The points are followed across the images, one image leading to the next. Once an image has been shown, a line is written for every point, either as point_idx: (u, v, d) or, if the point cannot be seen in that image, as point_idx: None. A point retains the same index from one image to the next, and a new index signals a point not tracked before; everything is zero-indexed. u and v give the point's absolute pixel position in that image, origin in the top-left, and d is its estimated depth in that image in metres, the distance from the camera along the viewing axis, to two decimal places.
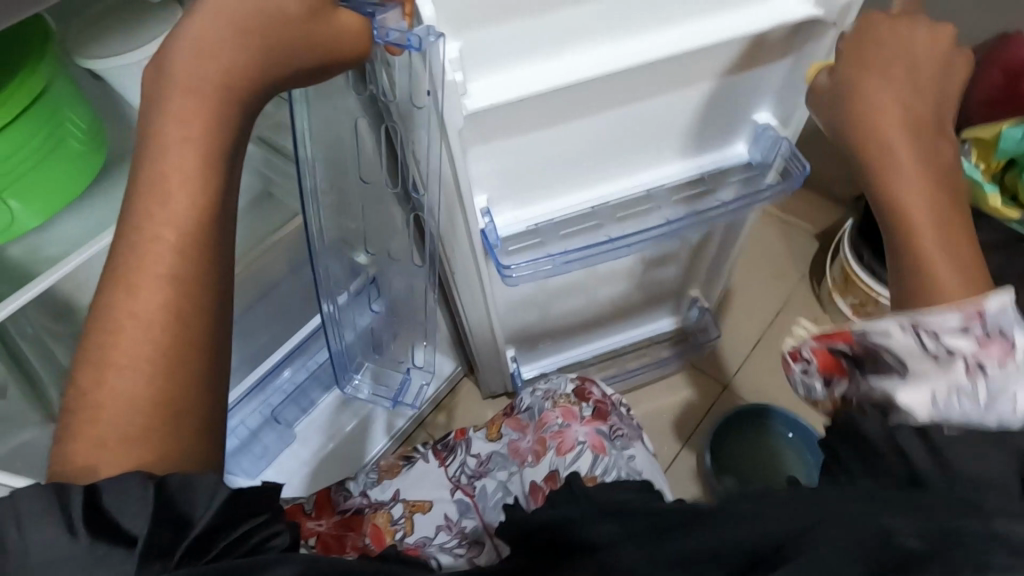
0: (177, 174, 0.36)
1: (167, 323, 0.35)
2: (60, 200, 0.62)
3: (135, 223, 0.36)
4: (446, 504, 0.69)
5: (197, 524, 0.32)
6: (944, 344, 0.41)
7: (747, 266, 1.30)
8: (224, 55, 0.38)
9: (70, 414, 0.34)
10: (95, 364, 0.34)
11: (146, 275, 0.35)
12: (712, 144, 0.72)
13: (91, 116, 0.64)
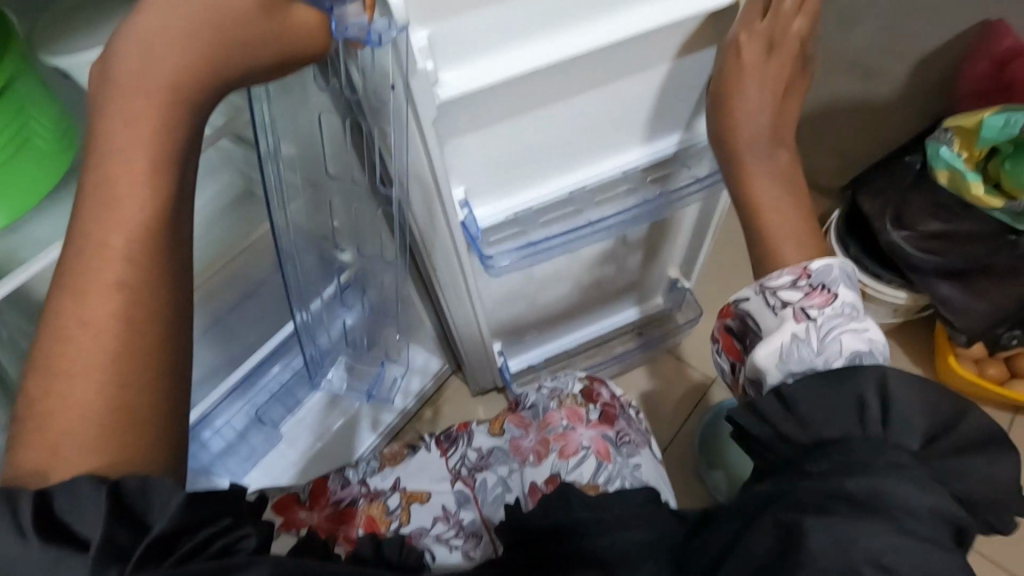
0: (131, 173, 0.35)
1: (122, 325, 0.34)
2: (26, 202, 0.60)
3: (92, 221, 0.35)
4: (443, 495, 0.69)
5: (157, 526, 0.31)
6: (782, 298, 0.49)
7: (732, 254, 1.30)
8: (177, 51, 0.37)
9: (25, 419, 0.33)
10: (49, 367, 0.34)
11: (105, 274, 0.34)
12: (678, 122, 0.69)
13: (58, 115, 0.62)
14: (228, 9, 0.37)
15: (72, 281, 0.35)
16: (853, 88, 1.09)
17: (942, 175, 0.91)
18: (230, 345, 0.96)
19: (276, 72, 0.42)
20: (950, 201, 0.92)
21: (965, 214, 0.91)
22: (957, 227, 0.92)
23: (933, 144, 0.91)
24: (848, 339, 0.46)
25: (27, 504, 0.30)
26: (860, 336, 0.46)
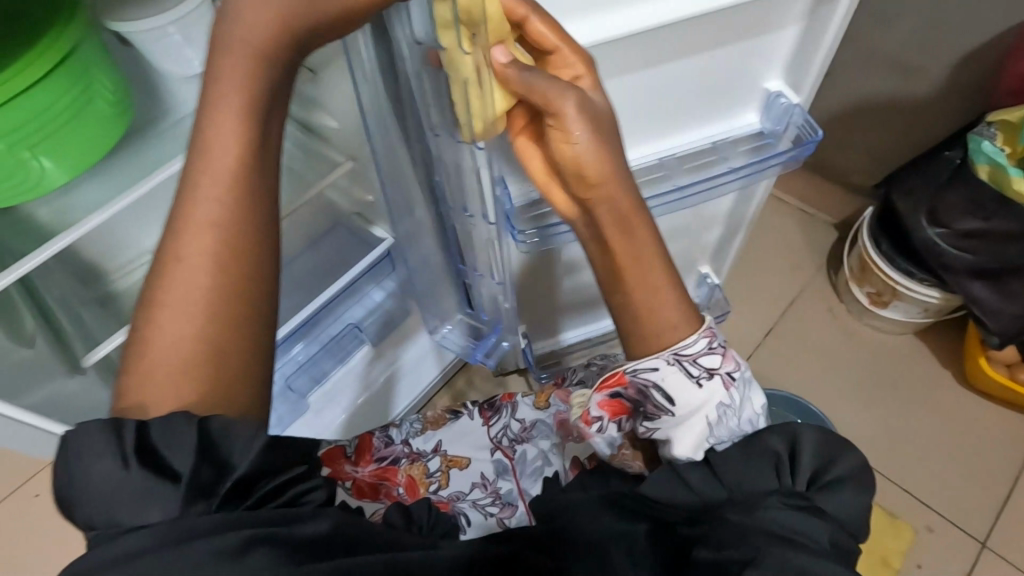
0: (223, 137, 0.40)
1: (217, 277, 0.40)
2: (85, 161, 0.63)
3: (193, 178, 0.41)
4: (483, 463, 0.71)
5: (236, 470, 0.38)
6: (702, 368, 0.52)
7: (762, 251, 1.29)
8: (261, 24, 0.39)
9: (132, 345, 0.40)
10: (152, 302, 0.40)
11: (203, 223, 0.40)
12: (723, 113, 0.71)
13: (122, 82, 0.66)
14: None
15: (176, 232, 0.41)
16: (891, 87, 1.07)
17: (982, 170, 0.89)
18: None
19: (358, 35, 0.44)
20: (988, 201, 0.89)
21: (1001, 212, 0.88)
22: (993, 225, 0.89)
23: (975, 139, 0.90)
24: (755, 396, 0.54)
25: (129, 436, 0.37)
26: (754, 388, 0.55)
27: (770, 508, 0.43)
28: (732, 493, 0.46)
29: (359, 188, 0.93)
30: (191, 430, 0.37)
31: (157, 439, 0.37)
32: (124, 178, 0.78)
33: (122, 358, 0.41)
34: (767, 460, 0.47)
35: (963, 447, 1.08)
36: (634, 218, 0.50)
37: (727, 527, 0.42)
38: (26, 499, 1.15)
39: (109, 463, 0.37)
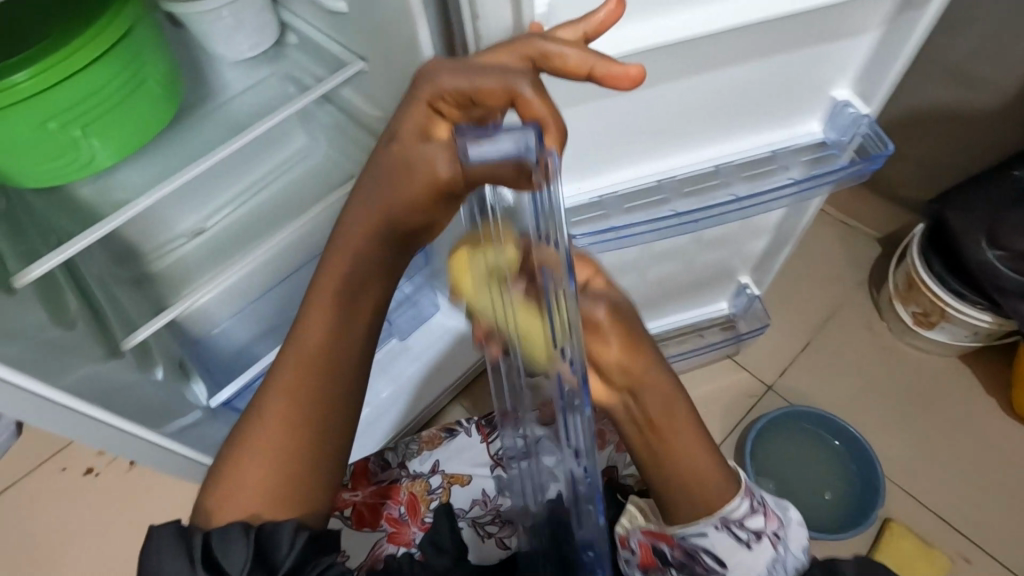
0: (318, 315, 0.47)
1: (308, 413, 0.48)
2: (134, 142, 0.63)
3: (300, 332, 0.48)
4: (484, 480, 0.80)
5: (282, 565, 0.44)
6: (749, 529, 0.53)
7: (801, 263, 1.26)
8: (367, 214, 0.44)
9: (227, 461, 0.49)
10: (244, 439, 0.48)
11: (301, 365, 0.47)
12: (786, 121, 0.68)
13: (172, 65, 0.65)
14: (393, 195, 0.43)
15: (289, 347, 0.48)
16: (951, 99, 1.03)
17: None
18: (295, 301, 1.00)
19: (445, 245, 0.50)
20: None
21: None
22: None
23: None
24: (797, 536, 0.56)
25: (195, 546, 0.45)
26: (795, 526, 0.57)
27: None
28: None
29: None
30: (246, 541, 0.44)
31: (215, 547, 0.44)
32: (165, 160, 0.77)
33: (212, 480, 0.49)
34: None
35: (1005, 478, 1.04)
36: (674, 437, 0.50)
37: None
38: (52, 472, 1.16)
39: (180, 565, 0.44)
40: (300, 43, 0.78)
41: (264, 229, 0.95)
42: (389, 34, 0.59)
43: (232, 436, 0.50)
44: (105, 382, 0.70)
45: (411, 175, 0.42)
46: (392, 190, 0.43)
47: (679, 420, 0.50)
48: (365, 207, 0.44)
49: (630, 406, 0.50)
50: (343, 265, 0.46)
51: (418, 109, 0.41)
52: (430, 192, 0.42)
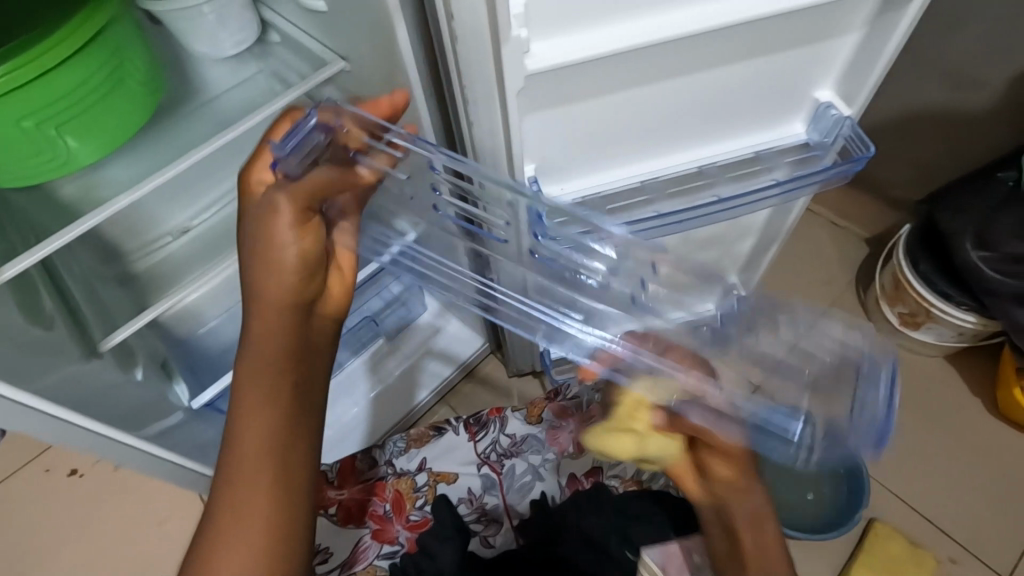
0: (252, 416, 0.57)
1: (279, 476, 0.58)
2: (114, 140, 0.62)
3: (250, 404, 0.57)
4: (471, 478, 0.82)
5: None
6: None
7: (790, 263, 1.26)
8: (272, 292, 0.56)
9: (205, 539, 0.57)
10: (221, 511, 0.57)
11: (258, 432, 0.57)
12: (769, 123, 0.68)
13: (153, 63, 0.64)
14: (277, 280, 0.55)
15: (240, 423, 0.57)
16: (941, 97, 1.04)
17: None
18: None
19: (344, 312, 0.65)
20: None
21: None
22: None
23: None
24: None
25: None
26: None
27: None
28: None
29: None
30: None
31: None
32: (149, 159, 0.77)
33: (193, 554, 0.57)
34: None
35: (990, 479, 1.04)
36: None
37: None
38: (36, 473, 1.16)
39: None
40: (284, 41, 0.77)
41: None
42: (367, 33, 0.58)
43: (206, 516, 0.58)
44: (88, 383, 0.69)
45: (273, 250, 0.54)
46: (279, 274, 0.55)
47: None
48: (262, 294, 0.56)
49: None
50: (269, 338, 0.57)
51: (283, 201, 0.52)
52: (308, 264, 0.56)
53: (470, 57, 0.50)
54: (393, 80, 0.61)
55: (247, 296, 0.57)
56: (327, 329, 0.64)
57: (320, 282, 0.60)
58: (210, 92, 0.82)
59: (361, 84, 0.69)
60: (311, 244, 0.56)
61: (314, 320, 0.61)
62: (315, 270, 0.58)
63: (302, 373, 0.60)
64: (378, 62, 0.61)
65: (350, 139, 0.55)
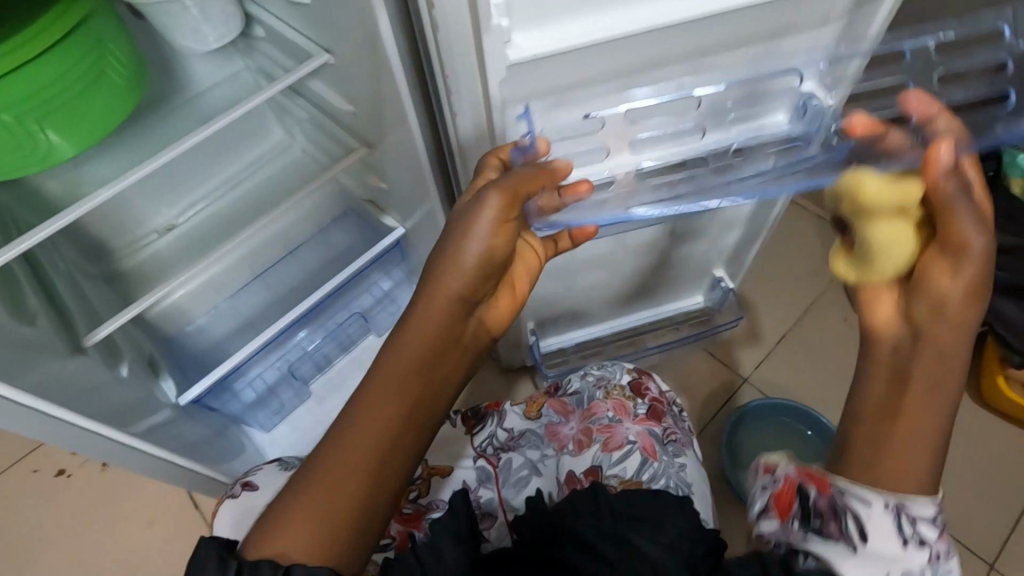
0: (384, 397, 0.49)
1: (389, 442, 0.48)
2: (95, 134, 0.62)
3: (401, 355, 0.50)
4: (466, 471, 0.78)
5: None
6: (919, 533, 0.45)
7: (774, 258, 1.29)
8: (462, 254, 0.52)
9: (289, 494, 0.47)
10: (318, 460, 0.47)
11: (395, 382, 0.49)
12: (753, 114, 0.69)
13: (135, 55, 0.64)
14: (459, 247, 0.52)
15: (382, 371, 0.50)
16: None
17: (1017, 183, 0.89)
18: (273, 294, 0.99)
19: (494, 336, 0.58)
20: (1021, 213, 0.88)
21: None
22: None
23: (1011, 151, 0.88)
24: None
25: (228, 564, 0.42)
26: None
27: None
28: None
29: (372, 176, 0.91)
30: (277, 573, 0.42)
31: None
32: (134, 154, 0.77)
33: (269, 511, 0.46)
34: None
35: (977, 466, 1.06)
36: (954, 297, 0.47)
37: None
38: (24, 474, 1.15)
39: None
40: (268, 36, 0.77)
41: (237, 223, 0.95)
42: (352, 28, 0.59)
43: (303, 467, 0.48)
44: (75, 379, 0.68)
45: (476, 212, 0.51)
46: (463, 268, 0.51)
47: (965, 341, 0.47)
48: (454, 262, 0.52)
49: (902, 345, 0.49)
50: (444, 302, 0.52)
51: (493, 198, 0.51)
52: (488, 266, 0.52)
53: (452, 48, 0.50)
54: (378, 75, 0.62)
55: (438, 254, 0.53)
56: (479, 340, 0.56)
57: (489, 289, 0.55)
58: (195, 88, 0.81)
59: (345, 78, 0.69)
60: (501, 241, 0.52)
61: (477, 322, 0.55)
62: (490, 277, 0.54)
63: (460, 358, 0.54)
64: (363, 56, 0.61)
65: (500, 153, 0.57)
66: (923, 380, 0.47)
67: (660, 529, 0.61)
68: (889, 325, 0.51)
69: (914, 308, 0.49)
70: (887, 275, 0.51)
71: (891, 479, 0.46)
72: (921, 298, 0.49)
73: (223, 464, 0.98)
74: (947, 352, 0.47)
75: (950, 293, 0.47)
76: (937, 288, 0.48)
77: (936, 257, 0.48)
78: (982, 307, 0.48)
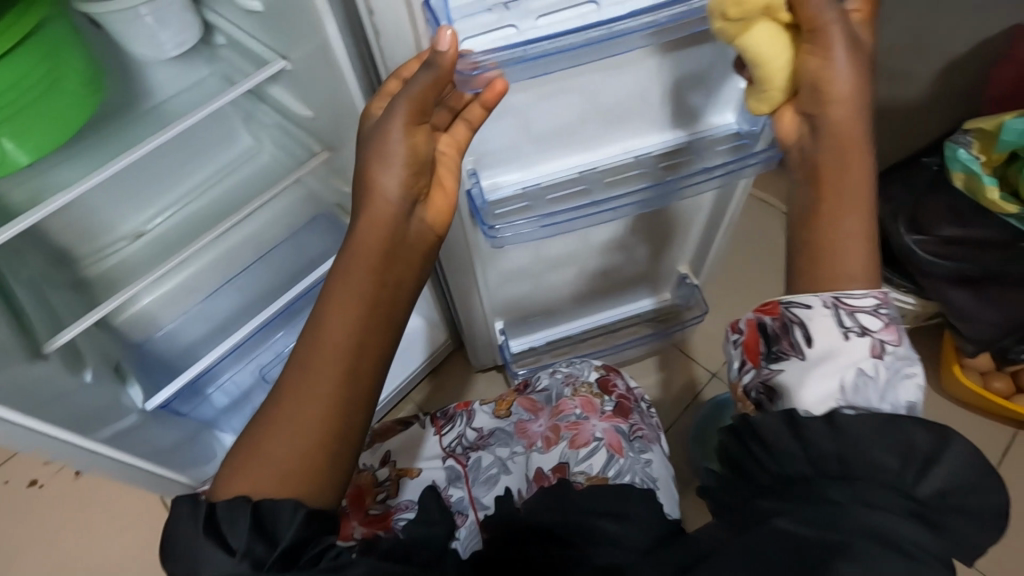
0: (335, 314, 0.47)
1: (346, 372, 0.46)
2: (55, 142, 0.63)
3: (345, 277, 0.48)
4: (435, 471, 0.78)
5: (282, 541, 0.41)
6: (860, 322, 0.51)
7: (738, 258, 1.34)
8: (395, 155, 0.49)
9: (247, 442, 0.46)
10: (275, 402, 0.46)
11: (341, 303, 0.48)
12: (700, 114, 0.71)
13: (90, 63, 0.64)
14: (385, 149, 0.49)
15: (326, 298, 0.48)
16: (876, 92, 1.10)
17: (959, 177, 0.95)
18: (245, 298, 1.00)
19: (443, 235, 0.55)
20: (964, 206, 0.95)
21: (977, 220, 0.94)
22: (970, 231, 0.94)
23: (952, 146, 0.94)
24: (907, 387, 0.50)
25: (204, 510, 0.42)
26: (913, 384, 0.50)
27: (882, 438, 0.45)
28: (883, 443, 0.45)
29: (338, 180, 0.93)
30: (247, 512, 0.42)
31: (221, 516, 0.42)
32: (97, 159, 0.78)
33: (229, 460, 0.46)
34: (900, 450, 0.44)
35: None
36: (836, 77, 0.51)
37: (850, 431, 0.46)
38: None
39: (193, 533, 0.42)
40: (229, 44, 0.78)
41: (203, 228, 0.96)
42: (304, 37, 0.60)
43: (261, 412, 0.47)
44: (40, 385, 0.69)
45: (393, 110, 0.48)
46: (387, 164, 0.49)
47: (861, 125, 0.53)
48: (389, 159, 0.49)
49: (807, 142, 0.56)
50: (387, 209, 0.50)
51: (401, 103, 0.48)
52: (418, 158, 0.50)
53: (396, 53, 0.52)
54: (330, 80, 0.63)
55: (366, 158, 0.50)
56: (426, 239, 0.53)
57: (427, 183, 0.53)
58: (157, 96, 0.82)
59: (303, 83, 0.70)
60: (423, 141, 0.50)
61: (422, 223, 0.52)
62: (426, 170, 0.52)
63: (416, 264, 0.52)
64: (314, 62, 0.63)
65: (404, 70, 0.51)
66: (834, 177, 0.54)
67: (624, 518, 0.64)
68: (794, 135, 0.57)
69: (810, 109, 0.54)
70: (778, 96, 0.55)
71: (837, 278, 0.52)
72: (807, 94, 0.54)
73: (189, 469, 0.98)
74: (843, 137, 0.53)
75: (832, 77, 0.51)
76: (823, 78, 0.52)
77: (809, 48, 0.52)
78: (865, 76, 0.52)
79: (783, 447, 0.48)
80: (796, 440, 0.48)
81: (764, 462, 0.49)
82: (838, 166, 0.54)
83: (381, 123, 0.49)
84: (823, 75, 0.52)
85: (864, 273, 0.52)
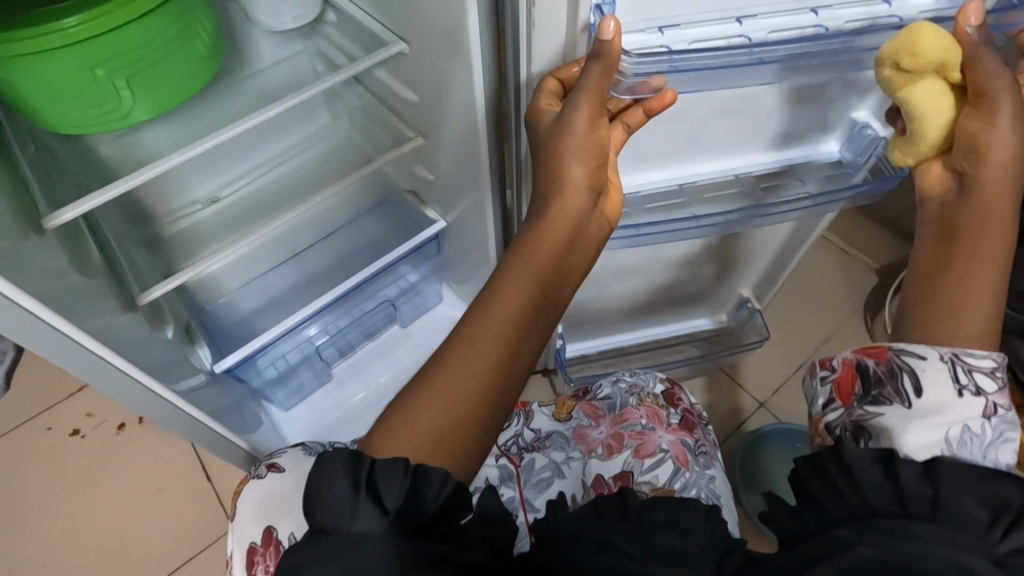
0: (514, 291, 0.50)
1: (512, 350, 0.49)
2: (173, 102, 0.64)
3: (522, 259, 0.51)
4: (490, 469, 0.79)
5: (430, 507, 0.43)
6: (975, 381, 0.50)
7: (790, 289, 1.34)
8: (586, 146, 0.51)
9: (405, 405, 0.48)
10: (440, 369, 0.49)
11: (518, 285, 0.50)
12: (805, 139, 0.70)
13: (214, 28, 0.66)
14: (571, 145, 0.51)
15: (502, 276, 0.51)
16: None
17: None
18: (306, 274, 1.01)
19: (611, 229, 0.58)
20: None
21: None
22: None
23: None
24: (1006, 451, 0.49)
25: (364, 467, 0.44)
26: (1012, 449, 0.50)
27: (973, 486, 0.44)
28: (976, 494, 0.44)
29: (419, 167, 0.93)
30: (401, 481, 0.43)
31: (378, 475, 0.44)
32: (195, 123, 0.79)
33: (381, 418, 0.49)
34: (989, 502, 0.43)
35: None
36: (1000, 138, 0.51)
37: (946, 476, 0.45)
38: (37, 430, 1.16)
39: (344, 486, 0.43)
40: (338, 22, 0.80)
41: (277, 201, 0.97)
42: (435, 24, 0.61)
43: (421, 374, 0.50)
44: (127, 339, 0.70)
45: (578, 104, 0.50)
46: (574, 157, 0.51)
47: (1012, 191, 0.53)
48: (581, 150, 0.51)
49: (950, 199, 0.55)
50: (575, 205, 0.52)
51: (584, 103, 0.49)
52: (602, 150, 0.52)
53: (539, 45, 0.53)
54: (451, 66, 0.64)
55: (549, 145, 0.52)
56: (601, 233, 0.56)
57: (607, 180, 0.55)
58: (257, 66, 0.84)
59: (415, 68, 0.71)
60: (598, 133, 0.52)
61: (597, 218, 0.55)
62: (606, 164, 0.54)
63: (581, 256, 0.54)
64: (437, 46, 0.63)
65: (564, 72, 0.53)
66: (972, 234, 0.53)
67: (688, 531, 0.61)
68: (937, 189, 0.57)
69: (961, 166, 0.54)
70: (926, 149, 0.56)
71: (956, 336, 0.52)
72: (961, 153, 0.54)
73: None
74: (992, 198, 0.53)
75: (994, 140, 0.51)
76: (981, 137, 0.52)
77: (972, 110, 0.52)
78: None
79: (871, 482, 0.47)
80: (886, 476, 0.47)
81: (843, 494, 0.47)
82: (986, 222, 0.53)
83: (567, 114, 0.50)
84: (986, 130, 0.52)
85: (984, 334, 0.52)
